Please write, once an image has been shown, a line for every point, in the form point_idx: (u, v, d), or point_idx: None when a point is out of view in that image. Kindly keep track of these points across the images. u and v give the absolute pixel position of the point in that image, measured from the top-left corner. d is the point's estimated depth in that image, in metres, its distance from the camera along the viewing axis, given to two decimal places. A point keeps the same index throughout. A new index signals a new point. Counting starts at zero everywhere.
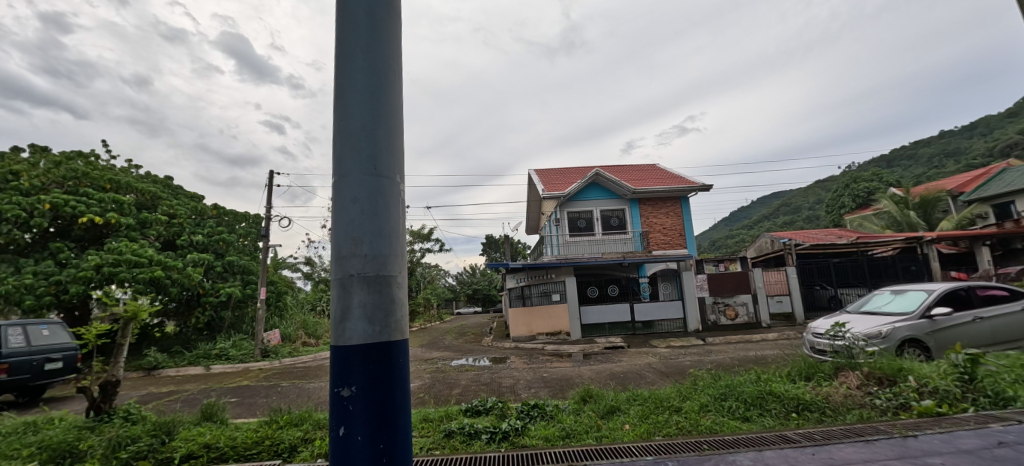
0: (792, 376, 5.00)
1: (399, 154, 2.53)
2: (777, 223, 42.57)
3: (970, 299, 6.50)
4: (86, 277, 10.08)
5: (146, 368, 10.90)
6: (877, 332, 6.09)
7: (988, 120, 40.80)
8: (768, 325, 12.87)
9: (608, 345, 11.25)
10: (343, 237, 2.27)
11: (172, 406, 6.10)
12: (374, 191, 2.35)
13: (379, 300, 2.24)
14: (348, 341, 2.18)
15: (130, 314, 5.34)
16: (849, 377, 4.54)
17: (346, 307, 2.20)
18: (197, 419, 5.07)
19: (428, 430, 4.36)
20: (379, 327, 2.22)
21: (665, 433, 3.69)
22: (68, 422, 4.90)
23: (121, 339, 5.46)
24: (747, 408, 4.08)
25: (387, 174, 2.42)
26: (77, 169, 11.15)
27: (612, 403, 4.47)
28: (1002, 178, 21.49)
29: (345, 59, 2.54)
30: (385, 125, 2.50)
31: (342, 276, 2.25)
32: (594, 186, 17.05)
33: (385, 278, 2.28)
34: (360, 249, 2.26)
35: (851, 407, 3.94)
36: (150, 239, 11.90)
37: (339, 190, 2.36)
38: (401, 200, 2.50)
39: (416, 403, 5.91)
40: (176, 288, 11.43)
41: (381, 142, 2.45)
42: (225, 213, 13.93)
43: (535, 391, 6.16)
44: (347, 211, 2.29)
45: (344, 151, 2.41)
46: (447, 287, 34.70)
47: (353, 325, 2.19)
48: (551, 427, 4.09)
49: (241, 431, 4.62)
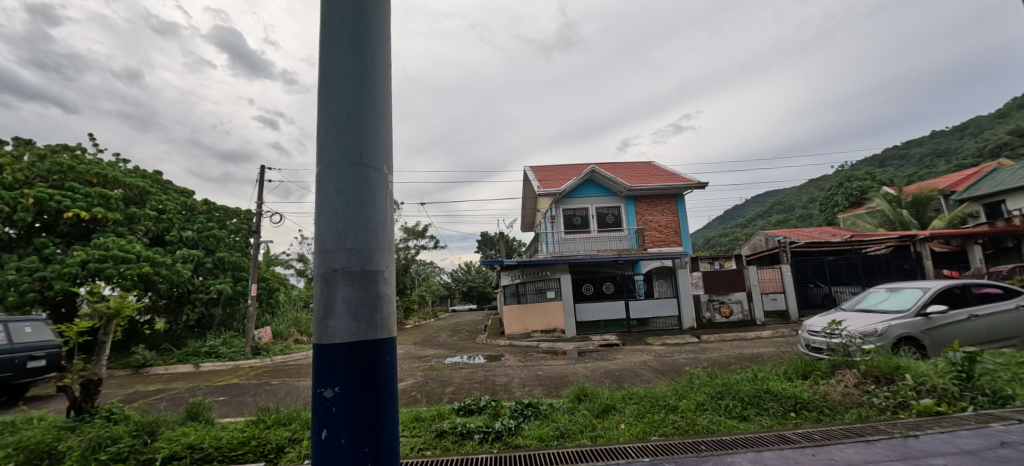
0: (789, 374, 4.94)
1: (387, 143, 2.43)
2: (771, 221, 42.87)
3: (966, 298, 6.49)
4: (71, 273, 9.85)
5: (135, 366, 10.70)
6: (873, 329, 6.04)
7: (978, 120, 41.24)
8: (762, 323, 12.85)
9: (602, 343, 11.17)
10: (326, 230, 2.16)
11: (156, 405, 5.95)
12: (359, 182, 2.24)
13: (364, 296, 2.13)
14: (331, 340, 2.07)
15: (113, 310, 5.20)
16: (845, 375, 4.51)
17: (329, 304, 2.10)
18: (181, 419, 4.93)
19: (419, 429, 4.26)
20: (364, 324, 2.11)
21: (661, 433, 3.62)
22: (47, 421, 4.76)
23: (104, 336, 5.30)
24: (744, 407, 4.01)
25: (374, 164, 2.31)
26: (62, 163, 10.92)
27: (608, 402, 4.38)
28: (994, 178, 21.69)
29: (330, 44, 2.43)
30: (372, 113, 2.39)
31: (325, 271, 2.14)
32: (590, 183, 16.98)
33: (371, 273, 2.17)
34: (344, 243, 2.15)
35: (848, 406, 3.88)
36: (138, 234, 11.68)
37: (322, 182, 2.25)
38: (389, 191, 2.39)
39: (407, 401, 5.80)
40: (164, 285, 11.23)
41: (368, 130, 2.34)
42: (216, 209, 13.70)
43: (530, 389, 6.07)
44: (331, 203, 2.18)
45: (328, 140, 2.30)
46: (442, 284, 34.54)
47: (337, 322, 2.08)
48: (545, 427, 4.00)
49: (226, 431, 4.50)
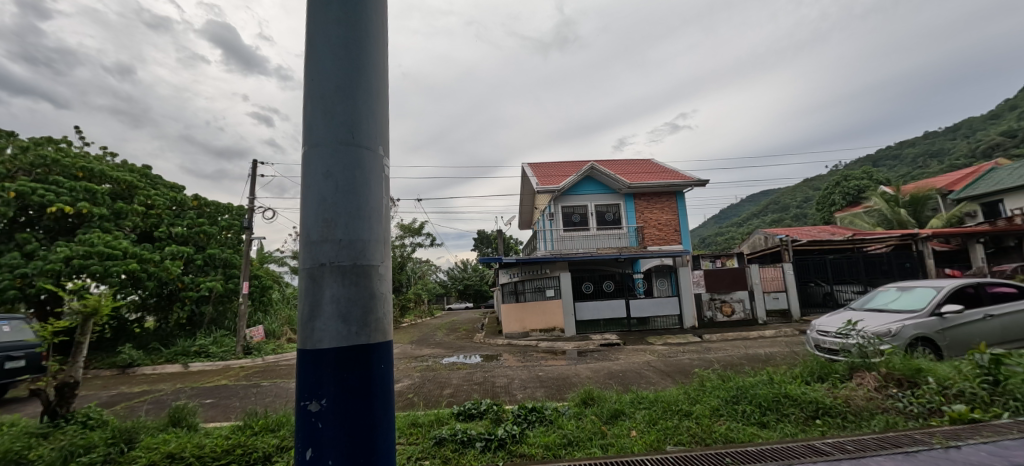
0: (804, 377, 4.70)
1: (382, 122, 2.17)
2: (766, 220, 42.96)
3: (980, 297, 6.29)
4: (53, 270, 9.50)
5: (121, 366, 10.36)
6: (886, 330, 5.82)
7: (971, 121, 41.48)
8: (764, 322, 12.67)
9: (603, 343, 10.94)
10: (313, 220, 1.89)
11: (138, 409, 5.65)
12: (350, 165, 1.97)
13: (356, 294, 1.86)
14: (317, 344, 1.80)
15: (90, 309, 4.90)
16: (865, 378, 4.27)
17: (316, 303, 1.82)
18: (162, 424, 4.66)
19: (417, 436, 4.00)
20: (356, 327, 1.85)
21: (677, 442, 3.39)
22: (18, 427, 4.48)
23: (80, 337, 4.98)
24: (762, 413, 3.78)
25: (368, 145, 2.05)
26: (46, 156, 10.50)
27: (616, 407, 4.13)
28: (991, 178, 21.73)
29: (317, 10, 2.16)
30: (366, 88, 2.12)
31: (311, 266, 1.87)
32: (589, 180, 16.74)
33: (365, 269, 1.90)
34: (333, 233, 1.88)
35: (873, 412, 3.65)
36: (126, 230, 11.32)
37: (308, 163, 1.98)
38: (384, 175, 2.13)
39: (403, 405, 5.52)
40: (152, 282, 10.87)
41: (360, 105, 2.07)
42: (207, 204, 13.27)
43: (532, 391, 5.82)
44: (318, 188, 1.91)
45: (315, 115, 2.03)
46: (437, 282, 34.18)
47: (325, 325, 1.81)
48: (551, 434, 3.75)
49: (210, 439, 4.23)
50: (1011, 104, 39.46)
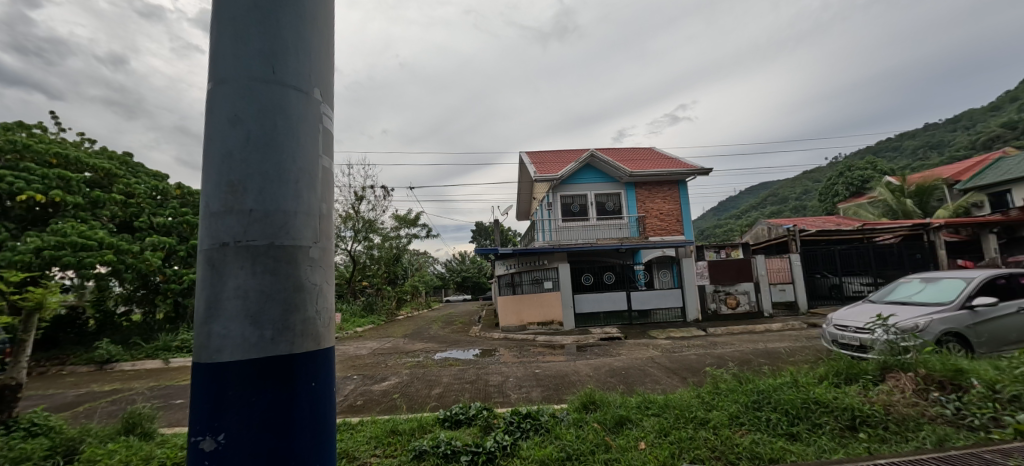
0: (830, 378, 4.18)
1: (320, 57, 1.64)
2: (766, 212, 42.56)
3: (1013, 289, 5.81)
4: (21, 263, 8.76)
5: (98, 362, 9.88)
6: (913, 324, 5.35)
7: (972, 113, 41.04)
8: (770, 315, 12.27)
9: (603, 336, 10.44)
10: (212, 185, 1.38)
11: (94, 412, 5.13)
12: (269, 107, 1.45)
13: (271, 285, 1.35)
14: (215, 354, 1.30)
15: (33, 303, 4.38)
16: (901, 380, 3.77)
17: (214, 298, 1.32)
18: (113, 432, 4.16)
19: (397, 447, 3.53)
20: (270, 331, 1.33)
21: (694, 458, 2.91)
22: None
23: (22, 335, 4.49)
24: (791, 423, 3.29)
25: (296, 84, 1.52)
26: (16, 141, 9.86)
27: (621, 413, 3.65)
28: (999, 167, 21.21)
29: None
30: (295, 10, 1.58)
31: (211, 248, 1.35)
32: (588, 168, 16.19)
33: (287, 252, 1.38)
34: (241, 200, 1.36)
35: (919, 421, 3.17)
36: (103, 220, 10.78)
37: (211, 106, 1.46)
38: (320, 128, 1.59)
39: (386, 407, 5.04)
40: (131, 274, 10.36)
41: (284, 29, 1.54)
42: (191, 194, 12.75)
43: (527, 392, 5.35)
44: (223, 138, 1.40)
45: (222, 40, 1.50)
46: (435, 274, 33.88)
47: (226, 328, 1.31)
48: (546, 446, 3.25)
49: (163, 449, 3.72)
50: (1013, 94, 38.96)
